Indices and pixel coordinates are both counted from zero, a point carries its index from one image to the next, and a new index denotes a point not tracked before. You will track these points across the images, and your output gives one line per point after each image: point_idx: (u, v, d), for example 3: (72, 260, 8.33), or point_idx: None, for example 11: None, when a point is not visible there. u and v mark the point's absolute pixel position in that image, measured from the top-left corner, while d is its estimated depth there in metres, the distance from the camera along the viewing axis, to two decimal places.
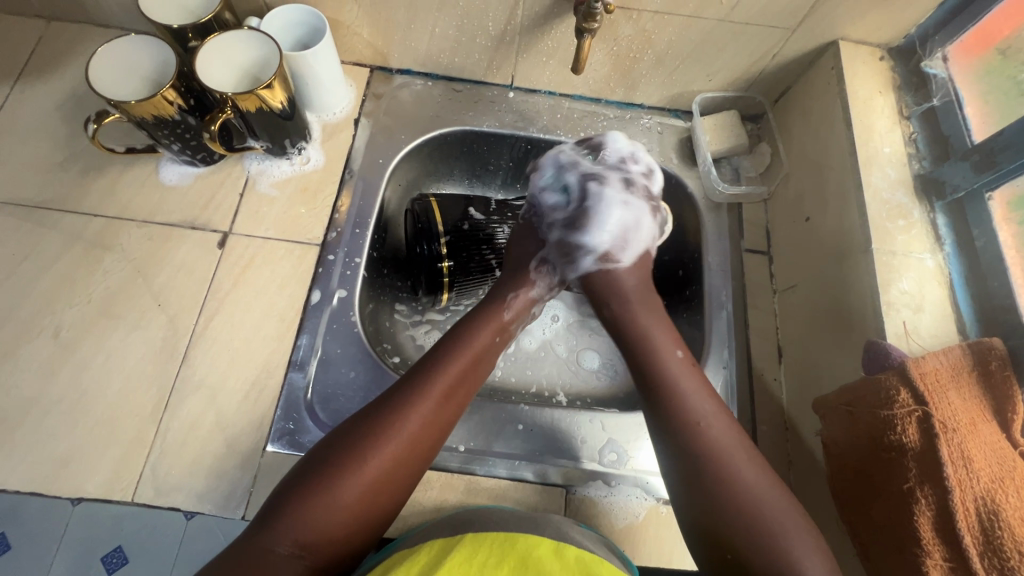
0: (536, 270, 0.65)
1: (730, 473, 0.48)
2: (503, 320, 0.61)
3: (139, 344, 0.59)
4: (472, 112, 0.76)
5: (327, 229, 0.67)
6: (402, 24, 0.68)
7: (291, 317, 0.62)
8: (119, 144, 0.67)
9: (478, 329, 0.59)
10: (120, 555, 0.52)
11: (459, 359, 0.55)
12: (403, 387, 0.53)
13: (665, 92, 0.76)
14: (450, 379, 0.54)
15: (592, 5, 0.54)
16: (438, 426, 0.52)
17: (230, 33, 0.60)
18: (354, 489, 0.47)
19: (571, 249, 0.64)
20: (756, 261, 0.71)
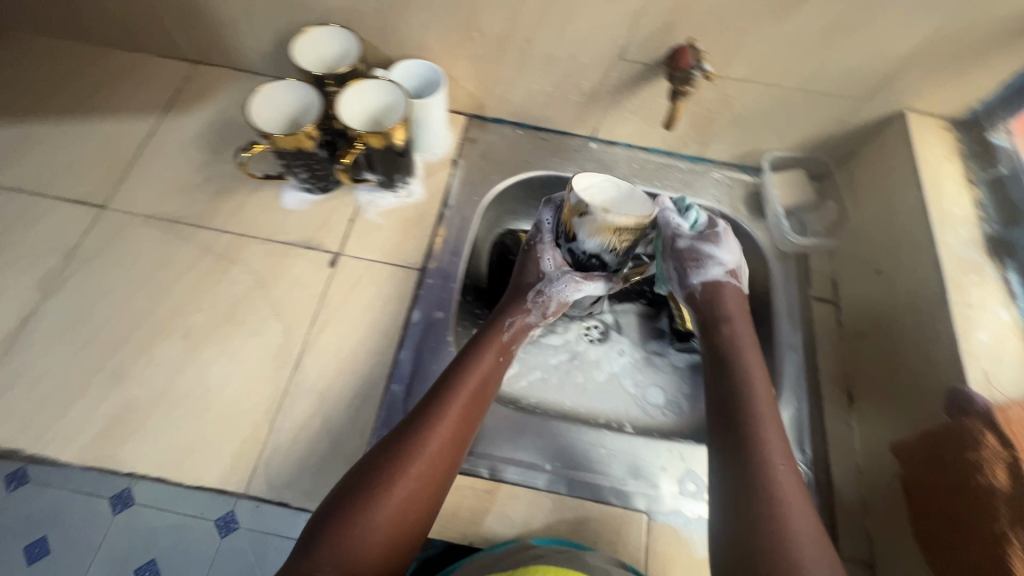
0: (534, 298, 0.68)
1: (778, 517, 0.51)
2: (503, 342, 0.65)
3: (258, 349, 0.65)
4: (557, 159, 0.84)
5: (426, 256, 0.73)
6: (505, 79, 0.77)
7: (394, 333, 0.68)
8: (262, 172, 0.77)
9: (482, 354, 0.63)
10: (153, 569, 0.54)
11: (465, 382, 0.59)
12: (421, 411, 0.57)
13: (735, 149, 0.82)
14: (461, 402, 0.58)
15: (693, 71, 0.63)
16: (454, 445, 0.56)
17: (364, 81, 0.68)
18: (385, 510, 0.51)
19: (701, 258, 0.69)
20: (824, 309, 0.75)
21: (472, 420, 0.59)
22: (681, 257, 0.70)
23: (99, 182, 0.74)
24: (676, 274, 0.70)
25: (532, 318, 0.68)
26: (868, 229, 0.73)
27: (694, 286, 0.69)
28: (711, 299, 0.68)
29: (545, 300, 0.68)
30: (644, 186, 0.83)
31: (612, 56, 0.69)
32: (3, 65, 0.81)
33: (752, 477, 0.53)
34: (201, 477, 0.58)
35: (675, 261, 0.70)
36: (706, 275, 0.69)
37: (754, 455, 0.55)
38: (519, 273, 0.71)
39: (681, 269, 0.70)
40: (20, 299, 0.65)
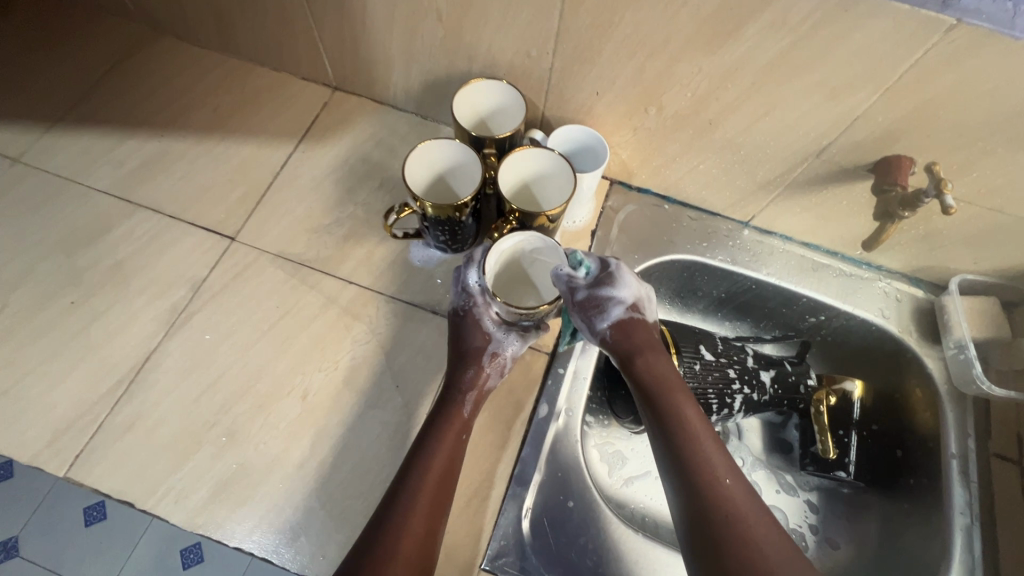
0: (490, 361, 0.61)
1: (743, 535, 0.49)
2: (463, 417, 0.58)
3: (376, 424, 0.61)
4: (705, 243, 0.76)
5: (557, 339, 0.67)
6: (668, 154, 0.69)
7: (517, 426, 0.62)
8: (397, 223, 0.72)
9: (442, 437, 0.55)
10: (197, 552, 0.55)
11: (424, 481, 0.52)
12: (383, 518, 0.50)
13: (913, 261, 0.72)
14: (422, 509, 0.50)
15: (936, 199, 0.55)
16: (429, 536, 0.50)
17: (525, 150, 0.63)
18: None
19: (602, 303, 0.60)
20: (1006, 469, 0.64)
21: (437, 516, 0.51)
22: (581, 306, 0.61)
23: (231, 210, 0.72)
24: (584, 325, 0.61)
25: (495, 380, 0.61)
26: None
27: (605, 331, 0.61)
28: (628, 337, 0.61)
29: (501, 360, 0.62)
30: (799, 288, 0.74)
31: (805, 153, 0.61)
32: (152, 71, 0.80)
33: (716, 525, 0.50)
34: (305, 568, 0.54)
35: (579, 313, 0.61)
36: (610, 318, 0.61)
37: (713, 504, 0.51)
38: (457, 338, 0.62)
39: (585, 319, 0.61)
40: (146, 331, 0.63)
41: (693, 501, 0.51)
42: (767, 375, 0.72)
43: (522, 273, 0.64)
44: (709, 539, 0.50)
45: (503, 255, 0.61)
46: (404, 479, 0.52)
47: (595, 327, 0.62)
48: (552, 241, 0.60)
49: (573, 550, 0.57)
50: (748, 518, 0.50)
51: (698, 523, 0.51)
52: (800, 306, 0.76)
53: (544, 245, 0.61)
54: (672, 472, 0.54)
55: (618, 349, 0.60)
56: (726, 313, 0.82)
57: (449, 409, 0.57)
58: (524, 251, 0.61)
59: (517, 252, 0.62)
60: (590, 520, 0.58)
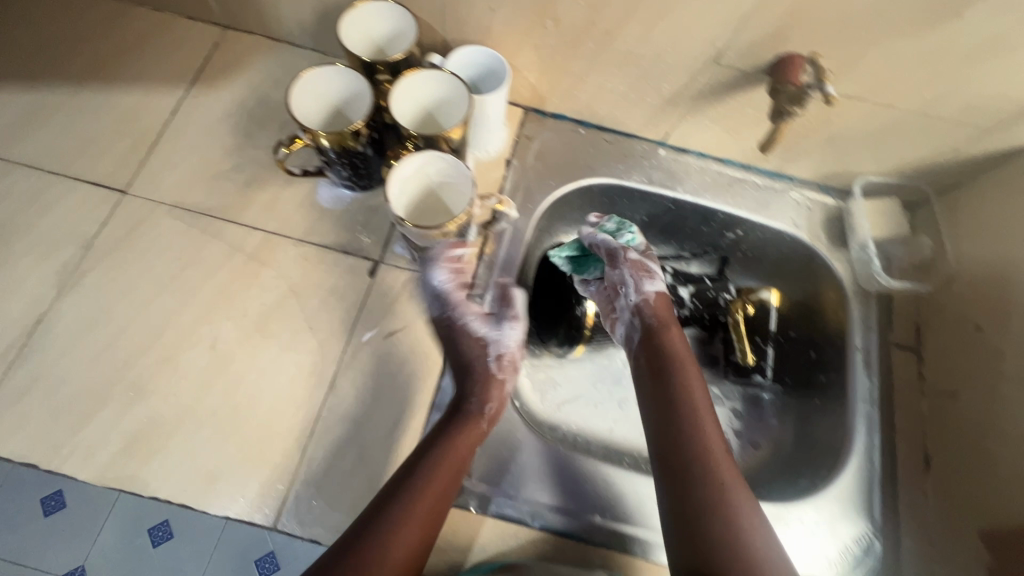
0: (502, 361, 0.60)
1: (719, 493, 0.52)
2: (479, 429, 0.56)
3: (290, 366, 0.60)
4: (622, 165, 0.75)
5: (475, 268, 0.67)
6: (575, 73, 0.68)
7: (437, 356, 0.62)
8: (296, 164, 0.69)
9: (463, 421, 0.55)
10: (165, 529, 0.53)
11: (443, 457, 0.53)
12: (396, 486, 0.51)
13: (822, 168, 0.73)
14: (437, 484, 0.51)
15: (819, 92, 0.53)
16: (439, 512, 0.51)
17: (418, 75, 0.60)
18: None
19: (650, 270, 0.68)
20: (904, 358, 0.68)
21: (440, 513, 0.51)
22: (634, 265, 0.67)
23: (119, 162, 0.67)
24: (630, 284, 0.67)
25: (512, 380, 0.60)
26: (973, 276, 0.65)
27: (648, 296, 0.67)
28: (661, 310, 0.66)
29: (509, 360, 0.60)
30: (714, 203, 0.75)
31: (703, 58, 0.60)
32: (16, 17, 0.73)
33: (700, 489, 0.52)
34: (268, 543, 0.53)
35: (628, 269, 0.67)
36: (654, 286, 0.67)
37: (701, 468, 0.53)
38: (455, 349, 0.59)
39: (637, 278, 0.66)
40: (36, 293, 0.60)
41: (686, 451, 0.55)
42: (685, 291, 0.78)
43: (433, 201, 0.61)
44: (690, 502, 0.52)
45: (410, 184, 0.59)
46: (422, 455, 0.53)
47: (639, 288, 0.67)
48: (450, 157, 0.58)
49: (496, 462, 0.60)
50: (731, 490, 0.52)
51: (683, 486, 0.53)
52: (718, 222, 0.77)
53: (447, 165, 0.58)
54: (667, 424, 0.57)
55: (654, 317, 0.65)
56: (650, 237, 0.82)
57: (470, 410, 0.56)
58: (431, 177, 0.59)
59: (423, 180, 0.59)
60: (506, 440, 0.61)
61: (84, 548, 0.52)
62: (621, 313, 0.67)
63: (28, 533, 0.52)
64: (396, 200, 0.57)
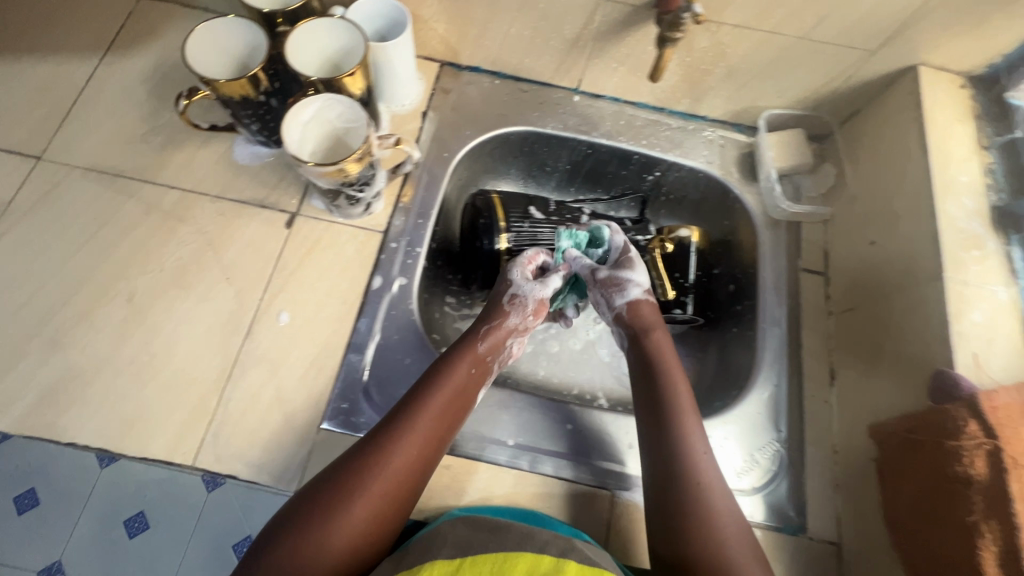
0: (512, 303, 0.63)
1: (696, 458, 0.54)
2: (478, 352, 0.60)
3: (206, 315, 0.61)
4: (537, 113, 0.77)
5: (391, 216, 0.68)
6: (480, 21, 0.70)
7: (353, 299, 0.64)
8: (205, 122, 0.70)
9: (454, 365, 0.58)
10: (141, 520, 0.53)
11: (432, 401, 0.55)
12: (389, 422, 0.53)
13: (730, 106, 0.75)
14: (426, 423, 0.54)
15: (681, 13, 0.55)
16: (428, 449, 0.53)
17: (303, 27, 0.59)
18: (357, 519, 0.48)
19: (621, 282, 0.64)
20: (813, 281, 0.70)
21: (423, 472, 0.53)
22: (602, 284, 0.65)
23: (33, 130, 0.68)
24: (603, 302, 0.65)
25: (519, 318, 0.63)
26: (867, 196, 0.67)
27: (621, 309, 0.64)
28: (639, 317, 0.63)
29: (522, 300, 0.63)
30: (630, 145, 0.77)
31: None
32: None
33: (679, 479, 0.53)
34: (245, 528, 0.54)
35: (600, 290, 0.65)
36: (628, 297, 0.64)
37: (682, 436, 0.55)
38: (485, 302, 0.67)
39: (606, 296, 0.64)
40: None
41: (670, 418, 0.56)
42: None
43: (338, 146, 0.62)
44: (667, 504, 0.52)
45: (312, 130, 0.61)
46: (412, 399, 0.55)
47: (611, 303, 0.65)
48: (343, 99, 0.59)
49: None
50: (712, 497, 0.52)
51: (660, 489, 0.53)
52: (636, 164, 0.79)
53: (344, 108, 0.60)
54: (651, 397, 0.58)
55: (636, 324, 0.63)
56: (576, 185, 0.84)
57: (461, 359, 0.58)
58: (334, 122, 0.61)
59: (326, 125, 0.61)
60: None
61: (60, 543, 0.53)
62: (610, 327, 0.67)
63: (6, 535, 0.53)
64: (291, 141, 0.58)
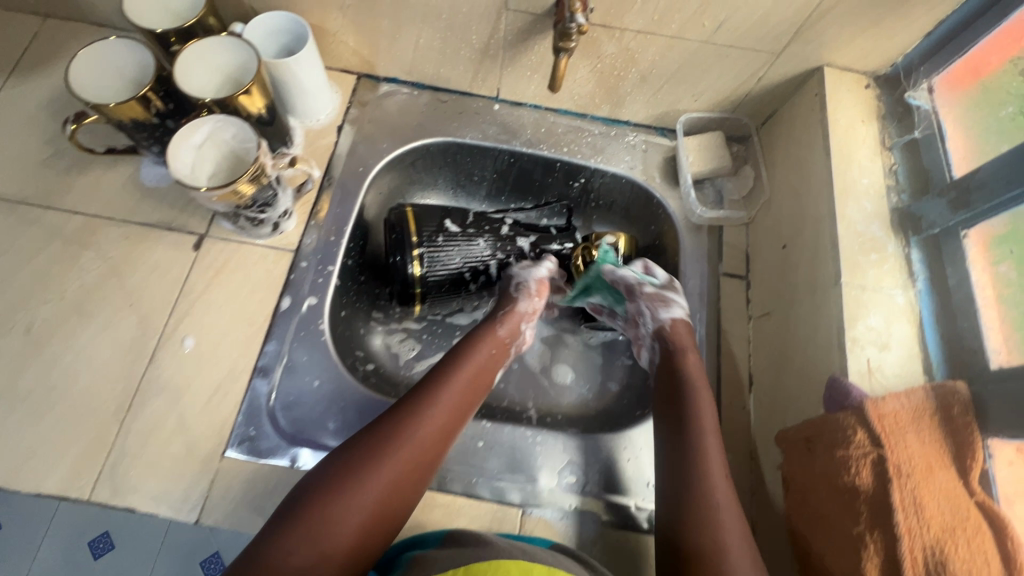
0: (518, 289, 0.68)
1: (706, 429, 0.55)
2: (497, 336, 0.64)
3: (108, 343, 0.60)
4: (456, 123, 0.76)
5: (303, 234, 0.67)
6: (388, 33, 0.68)
7: (260, 322, 0.63)
8: (101, 146, 0.68)
9: (478, 349, 0.62)
10: (107, 541, 0.54)
11: (456, 378, 0.58)
12: (414, 393, 0.57)
13: (650, 110, 0.75)
14: (450, 398, 0.57)
15: (566, 23, 0.53)
16: (449, 423, 0.55)
17: (190, 54, 0.59)
18: (376, 479, 0.49)
19: (667, 299, 0.64)
20: (734, 285, 0.70)
21: (443, 442, 0.55)
22: (648, 297, 0.64)
23: None
24: (646, 315, 0.64)
25: (527, 303, 0.67)
26: (780, 199, 0.66)
27: (665, 323, 0.63)
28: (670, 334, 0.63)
29: (524, 283, 0.68)
30: (551, 153, 0.76)
31: (493, 6, 0.61)
32: None
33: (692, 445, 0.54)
34: (213, 544, 0.54)
35: (645, 302, 0.64)
36: (672, 314, 0.64)
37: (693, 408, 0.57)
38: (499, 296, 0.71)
39: (652, 308, 0.63)
40: None
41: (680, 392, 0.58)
42: (526, 242, 0.73)
43: (235, 165, 0.60)
44: (677, 484, 0.52)
45: (208, 152, 0.60)
46: (436, 375, 0.58)
47: (656, 318, 0.64)
48: (232, 118, 0.58)
49: (322, 433, 0.59)
50: (716, 471, 0.52)
51: (672, 464, 0.54)
52: (560, 172, 0.78)
53: (237, 129, 0.59)
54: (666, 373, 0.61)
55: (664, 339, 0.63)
56: (505, 195, 0.83)
57: (482, 341, 0.63)
58: (228, 142, 0.60)
59: (221, 146, 0.60)
60: (337, 393, 0.61)
61: (26, 561, 0.53)
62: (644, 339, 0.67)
63: None
64: (180, 164, 0.57)
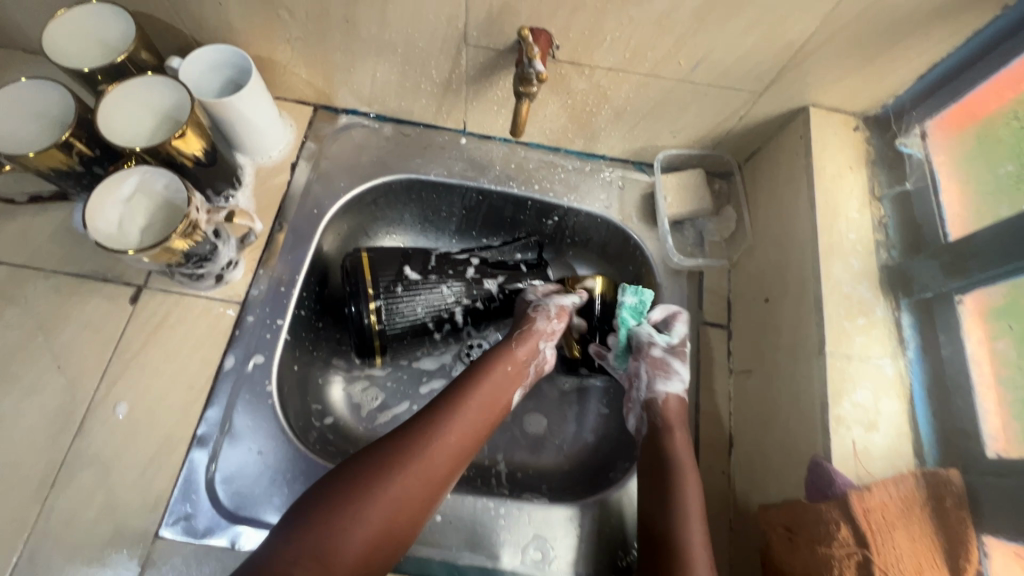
0: (536, 311, 0.64)
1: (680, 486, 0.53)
2: (517, 357, 0.61)
3: (30, 412, 0.55)
4: (419, 159, 0.71)
5: (250, 285, 0.62)
6: (341, 66, 0.63)
7: (201, 385, 0.58)
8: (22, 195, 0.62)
9: (494, 370, 0.59)
10: None
11: (468, 402, 0.55)
12: (425, 413, 0.54)
13: (627, 145, 0.70)
14: (463, 423, 0.54)
15: (525, 68, 0.50)
16: (461, 449, 0.53)
17: (112, 100, 0.54)
18: (379, 506, 0.47)
19: (669, 370, 0.60)
20: (715, 335, 0.65)
21: (453, 468, 0.52)
22: (651, 362, 0.61)
23: None
24: (642, 378, 0.61)
25: (545, 323, 0.63)
26: (763, 246, 0.62)
27: (659, 394, 0.60)
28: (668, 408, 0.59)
29: (543, 305, 0.64)
30: (522, 190, 0.71)
31: (452, 41, 0.56)
32: None
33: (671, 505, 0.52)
34: None
35: (646, 363, 0.61)
36: (669, 386, 0.60)
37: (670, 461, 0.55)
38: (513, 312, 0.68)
39: (650, 375, 0.60)
40: None
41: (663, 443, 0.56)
42: (493, 283, 0.68)
43: (167, 216, 0.55)
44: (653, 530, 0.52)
45: (139, 203, 0.54)
46: (450, 397, 0.56)
47: (651, 386, 0.60)
48: (161, 170, 0.53)
49: (268, 507, 0.55)
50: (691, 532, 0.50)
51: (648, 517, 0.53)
52: (532, 209, 0.73)
53: (168, 179, 0.54)
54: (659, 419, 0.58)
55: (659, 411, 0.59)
56: (476, 231, 0.77)
57: (499, 360, 0.60)
58: (160, 192, 0.54)
59: (152, 196, 0.55)
60: (287, 460, 0.57)
61: None
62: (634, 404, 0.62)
63: None
64: (104, 221, 0.52)
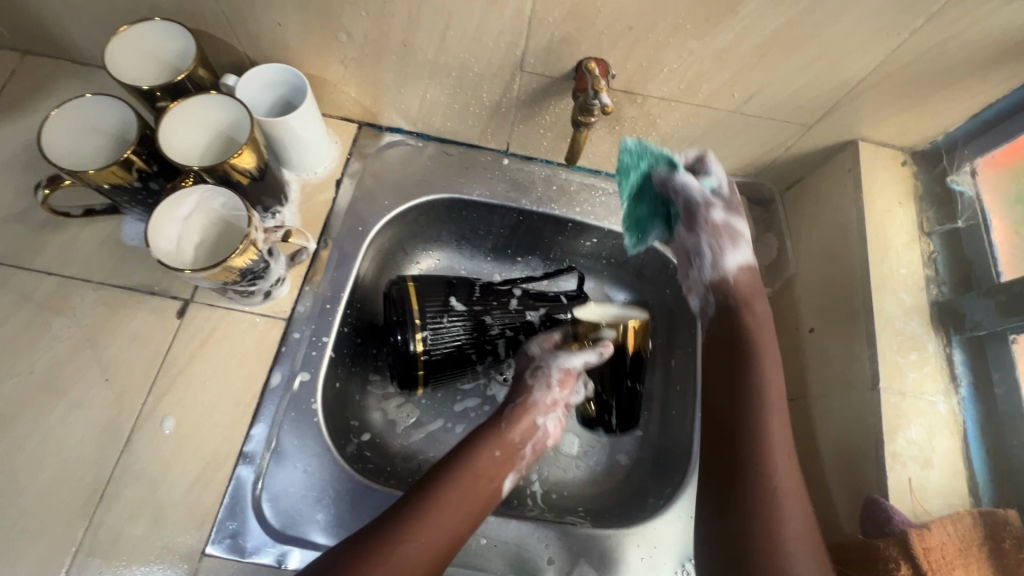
0: (534, 375, 0.60)
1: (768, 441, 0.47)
2: (508, 438, 0.56)
3: (79, 424, 0.55)
4: (462, 179, 0.72)
5: (295, 301, 0.63)
6: (391, 87, 0.64)
7: (247, 402, 0.58)
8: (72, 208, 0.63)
9: (482, 455, 0.53)
10: None
11: (449, 493, 0.50)
12: (403, 503, 0.48)
13: None
14: (443, 516, 0.48)
15: (588, 99, 0.51)
16: (440, 548, 0.47)
17: (172, 119, 0.54)
18: None
19: (734, 232, 0.57)
20: None
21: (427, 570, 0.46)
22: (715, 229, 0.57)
23: None
24: (708, 251, 0.57)
25: (545, 389, 0.59)
26: (806, 277, 0.62)
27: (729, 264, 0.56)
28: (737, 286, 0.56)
29: (544, 370, 0.59)
30: (563, 213, 0.72)
31: (508, 68, 0.57)
32: None
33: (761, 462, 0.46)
34: None
35: (708, 234, 0.57)
36: (736, 253, 0.57)
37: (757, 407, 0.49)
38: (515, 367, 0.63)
39: (717, 248, 0.56)
40: None
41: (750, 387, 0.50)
42: (535, 315, 0.67)
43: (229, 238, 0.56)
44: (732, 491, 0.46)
45: (201, 220, 0.55)
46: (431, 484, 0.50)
47: (720, 255, 0.57)
48: (221, 190, 0.53)
49: (313, 525, 0.55)
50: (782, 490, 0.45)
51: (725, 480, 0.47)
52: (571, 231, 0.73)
53: (228, 200, 0.54)
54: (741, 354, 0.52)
55: (732, 293, 0.56)
56: (512, 250, 0.77)
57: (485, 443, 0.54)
58: (218, 211, 0.55)
59: (211, 215, 0.56)
60: (331, 480, 0.57)
61: None
62: (695, 283, 0.59)
63: None
64: (166, 239, 0.53)
